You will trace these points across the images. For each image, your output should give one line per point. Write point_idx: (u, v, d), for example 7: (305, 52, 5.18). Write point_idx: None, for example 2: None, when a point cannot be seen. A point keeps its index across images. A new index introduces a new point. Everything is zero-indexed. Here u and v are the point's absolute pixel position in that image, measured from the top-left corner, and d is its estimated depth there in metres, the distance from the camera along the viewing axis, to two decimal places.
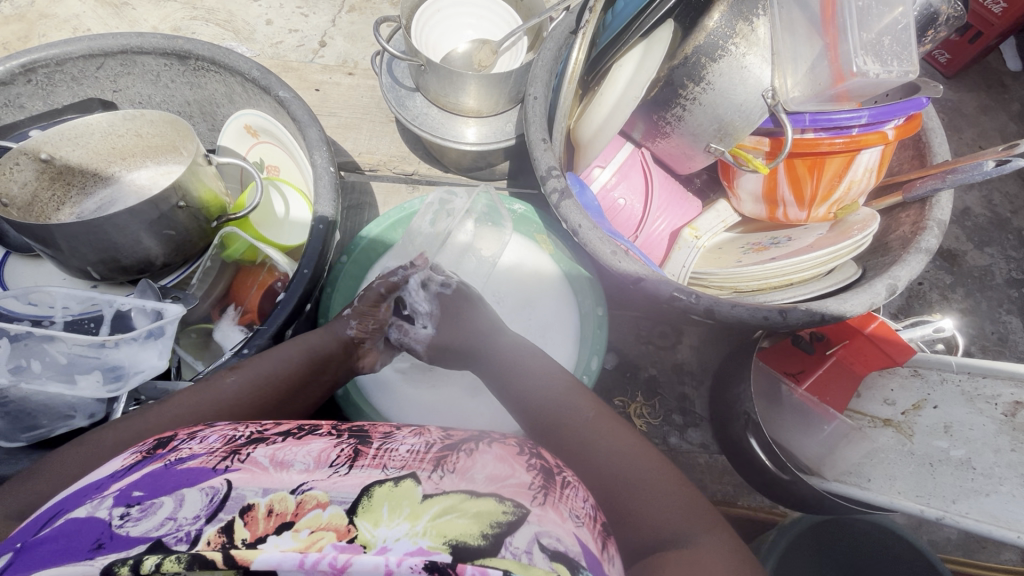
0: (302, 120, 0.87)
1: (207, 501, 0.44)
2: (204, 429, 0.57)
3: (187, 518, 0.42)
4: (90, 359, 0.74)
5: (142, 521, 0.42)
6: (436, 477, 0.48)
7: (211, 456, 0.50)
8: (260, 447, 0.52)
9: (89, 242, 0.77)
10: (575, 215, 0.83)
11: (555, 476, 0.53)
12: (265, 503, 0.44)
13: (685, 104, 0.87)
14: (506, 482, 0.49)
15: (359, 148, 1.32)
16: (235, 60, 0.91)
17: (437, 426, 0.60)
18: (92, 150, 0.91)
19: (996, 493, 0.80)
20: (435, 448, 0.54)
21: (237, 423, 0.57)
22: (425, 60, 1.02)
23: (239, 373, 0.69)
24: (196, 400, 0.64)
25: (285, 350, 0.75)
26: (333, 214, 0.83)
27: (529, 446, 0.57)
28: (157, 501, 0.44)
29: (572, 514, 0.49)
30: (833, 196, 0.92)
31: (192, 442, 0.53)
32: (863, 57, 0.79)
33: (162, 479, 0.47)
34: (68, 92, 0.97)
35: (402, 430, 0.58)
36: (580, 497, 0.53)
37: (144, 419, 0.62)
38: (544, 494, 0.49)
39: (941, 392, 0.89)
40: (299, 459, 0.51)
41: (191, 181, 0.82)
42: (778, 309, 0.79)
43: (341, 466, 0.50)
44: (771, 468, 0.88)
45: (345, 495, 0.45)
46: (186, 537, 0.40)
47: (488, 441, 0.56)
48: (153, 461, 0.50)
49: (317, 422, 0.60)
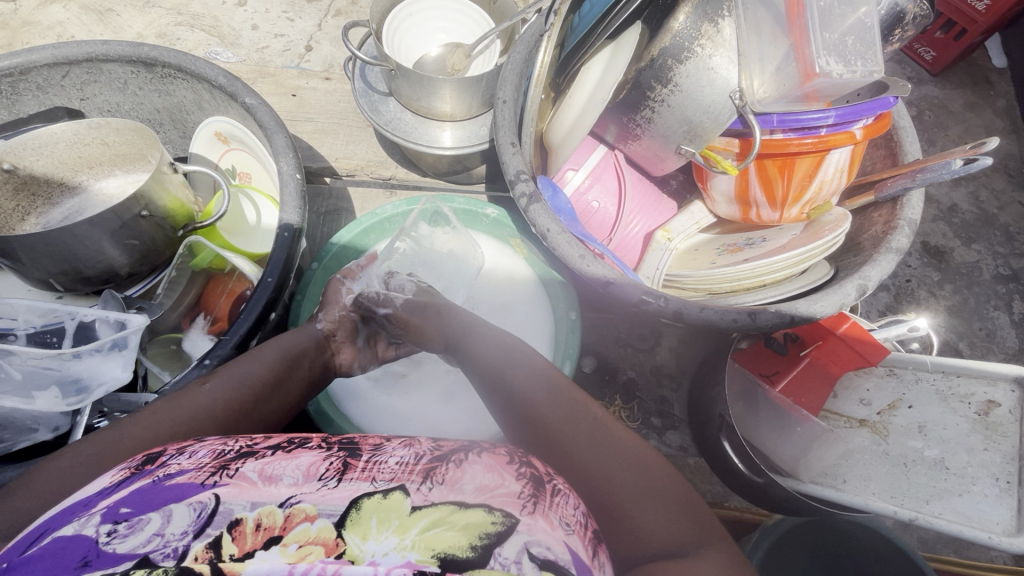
0: (268, 127, 0.86)
1: (195, 516, 0.43)
2: (194, 442, 0.55)
3: (175, 534, 0.42)
4: (49, 371, 0.73)
5: (129, 537, 0.41)
6: (425, 489, 0.48)
7: (200, 471, 0.49)
8: (249, 462, 0.50)
9: (50, 254, 0.76)
10: (544, 219, 0.82)
11: (545, 483, 0.52)
12: (253, 516, 0.43)
13: (654, 106, 0.87)
14: (495, 492, 0.48)
15: (336, 153, 1.31)
16: (201, 67, 0.90)
17: (428, 437, 0.59)
18: (57, 159, 0.91)
19: (968, 493, 0.81)
20: (425, 459, 0.52)
21: (227, 436, 0.55)
22: (396, 65, 1.01)
23: (213, 381, 0.67)
24: (169, 412, 0.63)
25: (262, 352, 0.73)
26: (299, 221, 0.82)
27: (517, 454, 0.56)
28: (144, 517, 0.43)
29: (562, 522, 0.48)
30: (805, 196, 0.92)
31: (180, 457, 0.51)
32: (826, 58, 0.78)
33: (150, 495, 0.45)
34: (33, 101, 0.96)
35: (392, 442, 0.56)
36: (572, 504, 0.52)
37: (117, 433, 0.60)
38: (534, 502, 0.48)
39: (915, 392, 0.89)
40: (288, 472, 0.49)
41: (156, 190, 0.81)
42: (748, 311, 0.78)
43: (330, 479, 0.49)
44: (745, 471, 0.88)
45: (333, 508, 0.45)
46: (173, 553, 0.40)
47: (477, 451, 0.54)
48: (141, 477, 0.48)
49: (308, 434, 0.58)
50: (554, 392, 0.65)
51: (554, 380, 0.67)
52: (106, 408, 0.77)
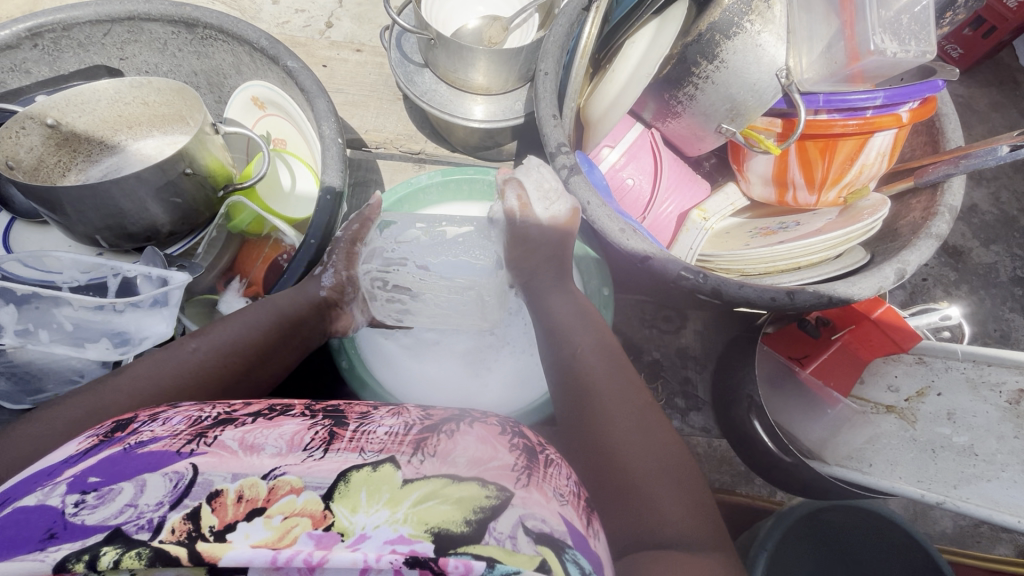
0: (310, 91, 0.86)
1: (171, 487, 0.43)
2: (167, 410, 0.55)
3: (149, 505, 0.41)
4: (94, 323, 0.74)
5: (98, 509, 0.41)
6: (416, 462, 0.47)
7: (175, 438, 0.48)
8: (228, 430, 0.50)
9: (95, 207, 0.77)
10: (585, 192, 0.82)
11: (538, 454, 0.54)
12: (234, 488, 0.43)
13: (697, 83, 0.86)
14: (489, 465, 0.48)
15: (366, 125, 1.31)
16: (243, 28, 0.90)
17: (415, 406, 0.60)
18: (98, 117, 0.91)
19: (997, 479, 0.80)
20: (415, 430, 0.53)
21: (202, 403, 0.55)
22: (435, 34, 1.00)
23: (201, 340, 0.69)
24: (160, 367, 0.64)
25: (252, 315, 0.74)
26: (341, 184, 0.82)
27: (509, 425, 0.58)
28: (115, 488, 0.43)
29: (556, 493, 0.50)
30: (844, 179, 0.91)
31: (153, 424, 0.51)
32: (881, 35, 0.77)
33: (122, 464, 0.46)
34: (74, 59, 0.96)
35: (379, 411, 0.57)
36: (564, 475, 0.54)
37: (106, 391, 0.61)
38: (528, 474, 0.49)
39: (945, 379, 0.87)
40: (271, 442, 0.49)
41: (198, 149, 0.81)
42: (786, 290, 0.79)
43: (316, 449, 0.48)
44: (774, 450, 0.88)
45: (320, 481, 0.45)
46: (147, 525, 0.40)
47: (469, 421, 0.56)
48: (112, 446, 0.48)
49: (290, 401, 0.58)
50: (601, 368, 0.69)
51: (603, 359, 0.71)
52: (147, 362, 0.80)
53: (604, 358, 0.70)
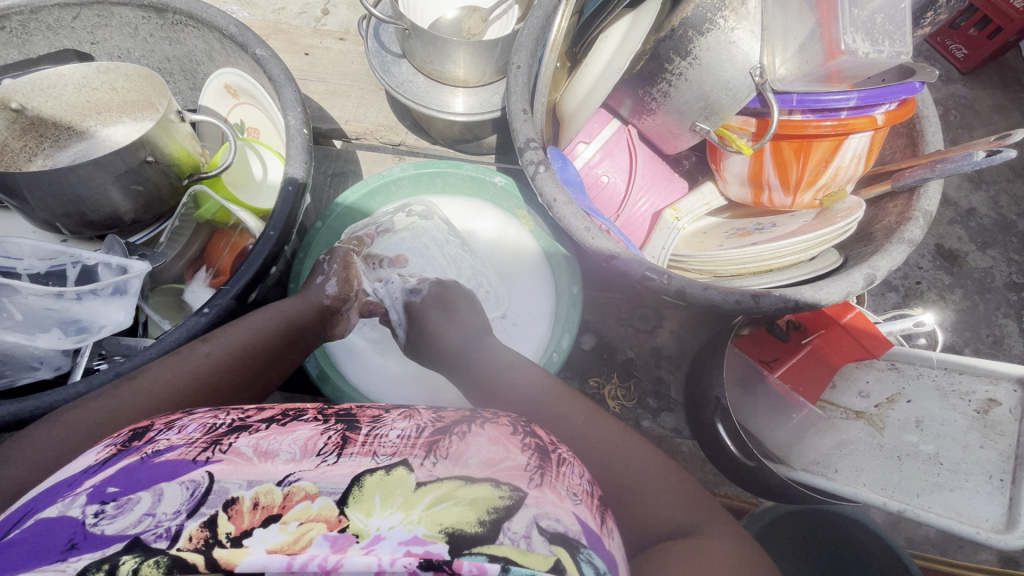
0: (278, 80, 0.85)
1: (188, 495, 0.43)
2: (183, 417, 0.54)
3: (167, 513, 0.41)
4: (51, 312, 0.74)
5: (117, 519, 0.41)
6: (429, 464, 0.47)
7: (191, 447, 0.48)
8: (242, 437, 0.50)
9: (55, 194, 0.76)
10: (551, 189, 0.81)
11: (549, 453, 0.52)
12: (250, 495, 0.43)
13: (671, 79, 0.85)
14: (501, 465, 0.48)
15: (346, 115, 1.29)
16: (212, 14, 0.89)
17: (426, 408, 0.59)
18: (65, 102, 0.90)
19: (960, 489, 0.80)
20: (426, 433, 0.52)
21: (217, 410, 0.55)
22: (410, 24, 0.99)
23: (212, 343, 0.66)
24: (168, 374, 0.62)
25: (261, 319, 0.72)
26: (303, 175, 0.81)
27: (520, 424, 0.56)
28: (134, 497, 0.43)
29: (570, 492, 0.49)
30: (819, 182, 0.89)
31: (169, 432, 0.50)
32: (853, 35, 0.75)
33: (138, 474, 0.45)
34: (43, 42, 0.95)
35: (391, 414, 0.56)
36: (577, 474, 0.53)
37: (119, 398, 0.58)
38: (540, 474, 0.48)
39: (915, 387, 0.87)
40: (285, 447, 0.49)
41: (162, 136, 0.81)
42: (752, 294, 0.77)
43: (330, 454, 0.48)
44: (738, 455, 0.88)
45: (334, 486, 0.44)
46: (165, 533, 0.40)
47: (480, 422, 0.55)
48: (128, 455, 0.47)
49: (303, 406, 0.58)
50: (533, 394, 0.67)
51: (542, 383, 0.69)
52: (106, 351, 0.79)
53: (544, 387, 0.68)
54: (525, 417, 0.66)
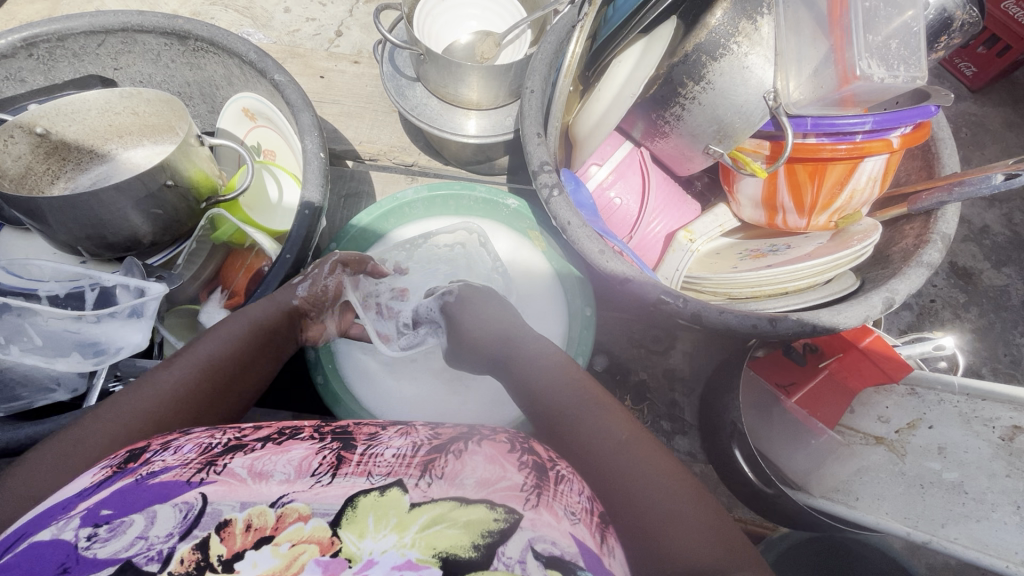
0: (296, 104, 0.86)
1: (181, 517, 0.42)
2: (178, 437, 0.53)
3: (160, 536, 0.41)
4: (69, 334, 0.74)
5: (110, 542, 0.40)
6: (424, 484, 0.47)
7: (186, 468, 0.47)
8: (238, 457, 0.49)
9: (77, 217, 0.77)
10: (565, 212, 0.81)
11: (548, 471, 0.52)
12: (242, 517, 0.43)
13: (684, 104, 0.85)
14: (497, 486, 0.48)
15: (360, 136, 1.31)
16: (233, 41, 0.91)
17: (424, 425, 0.58)
18: (88, 127, 0.92)
19: (987, 520, 0.76)
20: (423, 451, 0.52)
21: (213, 429, 0.54)
22: (425, 49, 1.01)
23: (174, 364, 0.65)
24: (134, 400, 0.60)
25: (225, 328, 0.70)
26: (320, 199, 0.82)
27: (518, 441, 0.56)
28: (126, 519, 0.42)
29: (566, 511, 0.48)
30: (834, 205, 0.89)
31: (165, 453, 0.50)
32: (868, 60, 0.75)
33: (133, 495, 0.44)
34: (68, 68, 0.98)
35: (389, 431, 0.56)
36: (576, 491, 0.52)
37: (87, 426, 0.56)
38: (537, 494, 0.48)
39: (937, 412, 0.84)
40: (279, 468, 0.48)
41: (182, 161, 0.82)
42: (769, 317, 0.77)
43: (324, 474, 0.47)
44: (756, 481, 0.86)
45: (328, 507, 0.44)
46: (157, 556, 0.40)
47: (478, 440, 0.54)
48: (124, 476, 0.46)
49: (300, 424, 0.57)
50: (574, 408, 0.64)
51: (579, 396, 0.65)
52: (121, 372, 0.79)
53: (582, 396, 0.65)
54: (562, 422, 0.63)
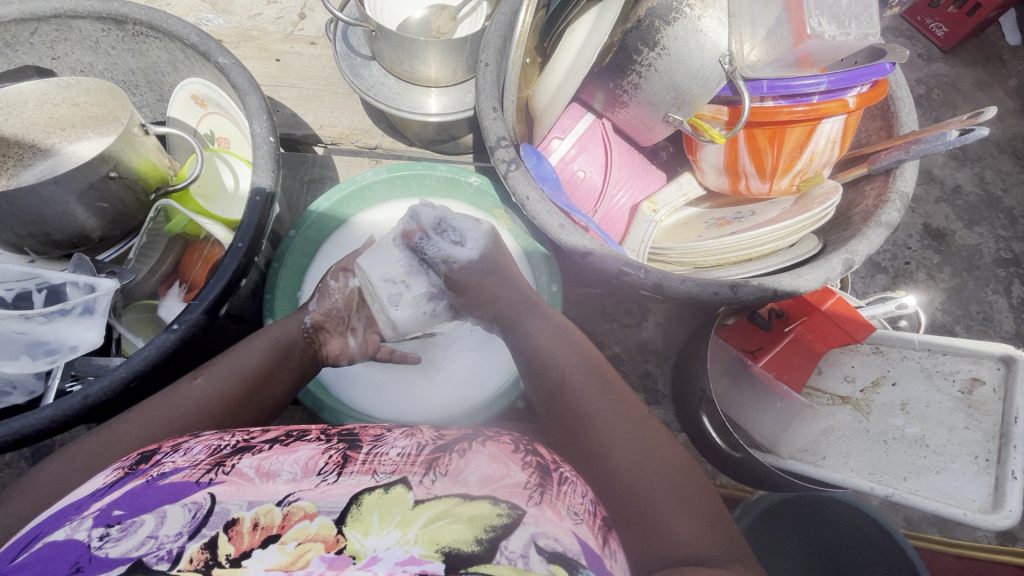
0: (241, 88, 0.83)
1: (190, 516, 0.43)
2: (189, 440, 0.55)
3: (170, 535, 0.42)
4: (19, 335, 0.72)
5: (121, 541, 0.41)
6: (428, 481, 0.48)
7: (195, 469, 0.49)
8: (245, 458, 0.50)
9: (15, 216, 0.74)
10: (524, 187, 0.80)
11: (551, 472, 0.52)
12: (250, 516, 0.44)
13: (640, 71, 0.83)
14: (501, 483, 0.48)
15: (320, 120, 1.28)
16: (172, 24, 0.87)
17: (429, 426, 0.59)
18: (27, 120, 0.88)
19: (947, 470, 0.79)
20: (427, 450, 0.52)
21: (222, 431, 0.55)
22: (376, 26, 0.98)
23: (203, 374, 0.67)
24: (160, 409, 0.62)
25: (250, 343, 0.72)
26: (271, 185, 0.79)
27: (523, 442, 0.56)
28: (138, 519, 0.43)
29: (570, 512, 0.48)
30: (795, 167, 0.89)
31: (175, 454, 0.51)
32: (819, 18, 0.75)
33: (143, 496, 0.45)
34: (2, 59, 0.93)
35: (392, 432, 0.57)
36: (580, 492, 0.52)
37: (105, 435, 0.58)
38: (540, 492, 0.48)
39: (900, 369, 0.87)
40: (286, 467, 0.49)
41: (125, 151, 0.79)
42: (729, 284, 0.77)
43: (330, 473, 0.49)
44: (724, 447, 0.87)
45: (333, 505, 0.45)
46: (168, 555, 0.40)
47: (482, 439, 0.55)
48: (135, 477, 0.48)
49: (306, 427, 0.58)
50: (587, 384, 0.63)
51: (589, 370, 0.65)
52: (77, 372, 0.78)
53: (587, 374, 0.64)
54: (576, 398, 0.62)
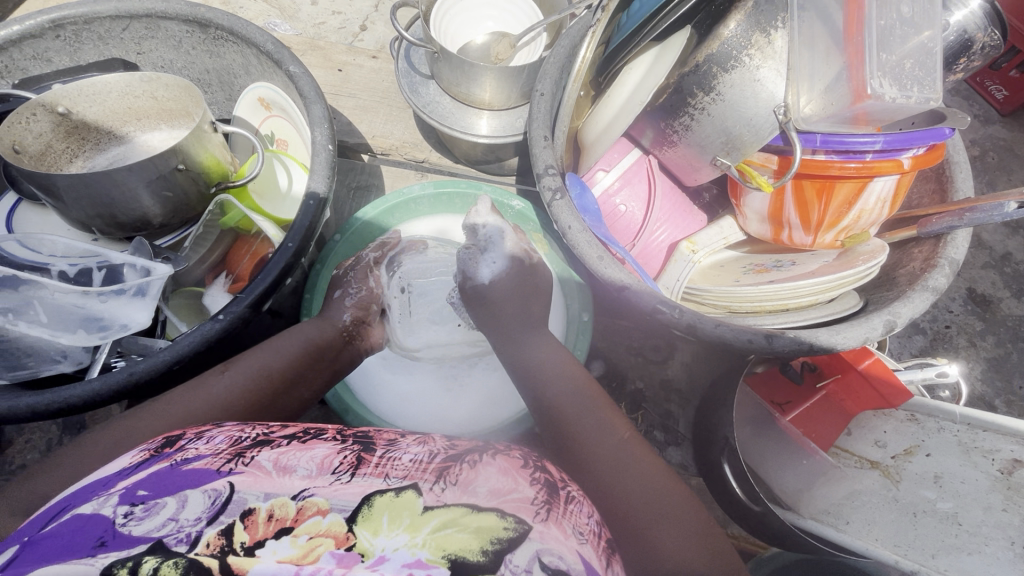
0: (307, 96, 0.88)
1: (209, 503, 0.44)
2: (212, 429, 0.57)
3: (189, 519, 0.43)
4: (76, 309, 0.76)
5: (144, 521, 0.42)
6: (438, 489, 0.48)
7: (217, 457, 0.50)
8: (265, 451, 0.51)
9: (87, 197, 0.79)
10: (566, 216, 0.81)
11: (559, 490, 0.53)
12: (265, 508, 0.45)
13: (693, 114, 0.85)
14: (508, 497, 0.48)
15: (373, 130, 1.33)
16: (251, 32, 0.92)
17: (441, 436, 0.60)
18: (108, 108, 0.94)
19: (979, 553, 0.76)
20: (438, 459, 0.53)
21: (244, 423, 0.57)
22: (439, 48, 1.02)
23: (233, 370, 0.69)
24: (187, 398, 0.64)
25: (281, 344, 0.74)
26: (325, 191, 0.82)
27: (532, 459, 0.57)
28: (161, 501, 0.44)
29: (575, 531, 0.48)
30: (841, 223, 0.88)
31: (199, 442, 0.53)
32: (880, 79, 0.75)
33: (168, 479, 0.47)
34: (93, 51, 1.00)
35: (406, 439, 0.58)
36: (585, 513, 0.52)
37: (132, 424, 0.60)
38: (547, 510, 0.49)
39: (935, 440, 0.83)
40: (302, 464, 0.50)
41: (194, 146, 0.84)
42: (765, 334, 0.76)
43: (344, 473, 0.50)
44: (744, 498, 0.85)
45: (345, 503, 0.46)
46: (186, 538, 0.41)
47: (491, 453, 0.56)
48: (160, 460, 0.50)
49: (324, 426, 0.59)
50: (574, 403, 0.66)
51: (575, 389, 0.68)
52: (124, 350, 0.82)
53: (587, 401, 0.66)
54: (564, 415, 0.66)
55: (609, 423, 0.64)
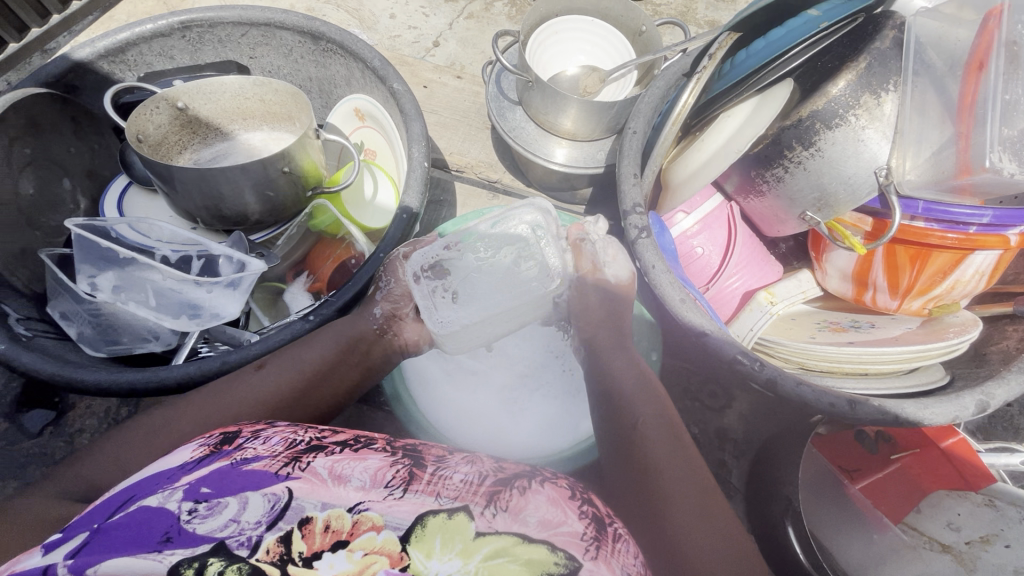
0: (408, 113, 0.91)
1: (269, 507, 0.45)
2: (266, 429, 0.57)
3: (250, 522, 0.44)
4: (175, 294, 0.81)
5: (208, 520, 0.44)
6: (489, 514, 0.47)
7: (274, 459, 0.51)
8: (319, 457, 0.52)
9: (199, 190, 0.84)
10: (651, 255, 0.81)
11: (607, 526, 0.50)
12: (322, 518, 0.45)
13: (788, 166, 0.84)
14: (559, 529, 0.46)
15: (451, 147, 1.36)
16: (360, 48, 0.97)
17: (489, 456, 0.58)
18: (220, 107, 1.00)
19: None
20: (489, 481, 0.51)
21: (297, 426, 0.57)
22: (534, 77, 1.04)
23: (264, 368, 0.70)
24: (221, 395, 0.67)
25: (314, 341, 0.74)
26: (417, 206, 0.85)
27: (579, 490, 0.54)
28: (223, 500, 0.46)
29: (624, 572, 0.45)
30: (932, 292, 0.85)
31: (256, 441, 0.54)
32: (1000, 152, 0.71)
33: (229, 478, 0.48)
34: (212, 52, 1.07)
35: (455, 456, 0.56)
36: (632, 553, 0.49)
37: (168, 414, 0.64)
38: (596, 547, 0.46)
39: (1017, 531, 0.79)
40: (356, 474, 0.50)
41: (299, 151, 0.88)
42: (848, 399, 0.74)
43: (397, 487, 0.49)
44: (806, 565, 0.80)
45: (400, 520, 0.46)
46: (247, 542, 0.43)
47: (540, 480, 0.53)
48: (221, 458, 0.51)
49: (373, 434, 0.59)
50: (655, 432, 0.61)
51: (661, 419, 0.62)
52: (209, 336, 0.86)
53: (665, 430, 0.61)
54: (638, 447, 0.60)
55: (684, 468, 0.57)
